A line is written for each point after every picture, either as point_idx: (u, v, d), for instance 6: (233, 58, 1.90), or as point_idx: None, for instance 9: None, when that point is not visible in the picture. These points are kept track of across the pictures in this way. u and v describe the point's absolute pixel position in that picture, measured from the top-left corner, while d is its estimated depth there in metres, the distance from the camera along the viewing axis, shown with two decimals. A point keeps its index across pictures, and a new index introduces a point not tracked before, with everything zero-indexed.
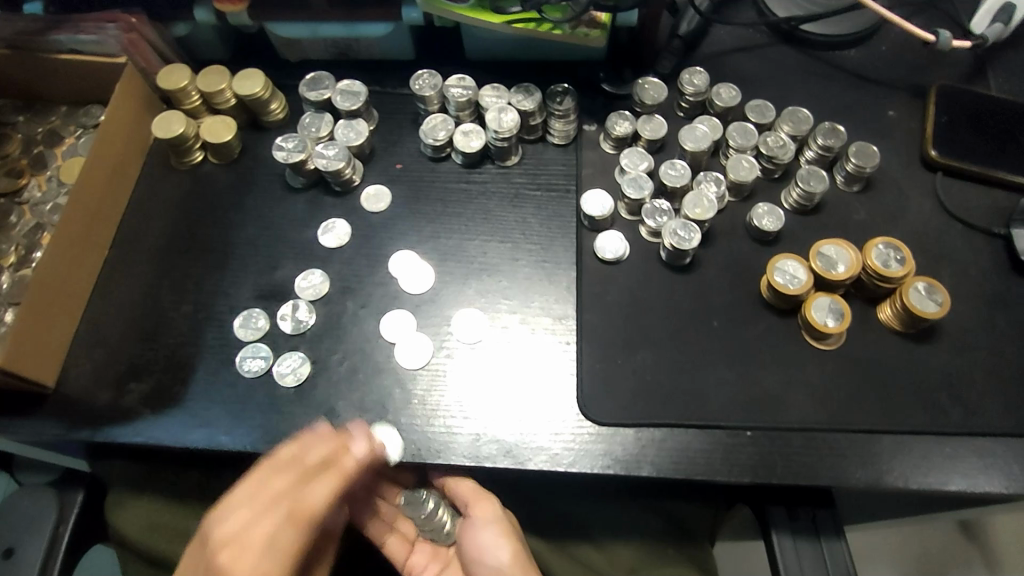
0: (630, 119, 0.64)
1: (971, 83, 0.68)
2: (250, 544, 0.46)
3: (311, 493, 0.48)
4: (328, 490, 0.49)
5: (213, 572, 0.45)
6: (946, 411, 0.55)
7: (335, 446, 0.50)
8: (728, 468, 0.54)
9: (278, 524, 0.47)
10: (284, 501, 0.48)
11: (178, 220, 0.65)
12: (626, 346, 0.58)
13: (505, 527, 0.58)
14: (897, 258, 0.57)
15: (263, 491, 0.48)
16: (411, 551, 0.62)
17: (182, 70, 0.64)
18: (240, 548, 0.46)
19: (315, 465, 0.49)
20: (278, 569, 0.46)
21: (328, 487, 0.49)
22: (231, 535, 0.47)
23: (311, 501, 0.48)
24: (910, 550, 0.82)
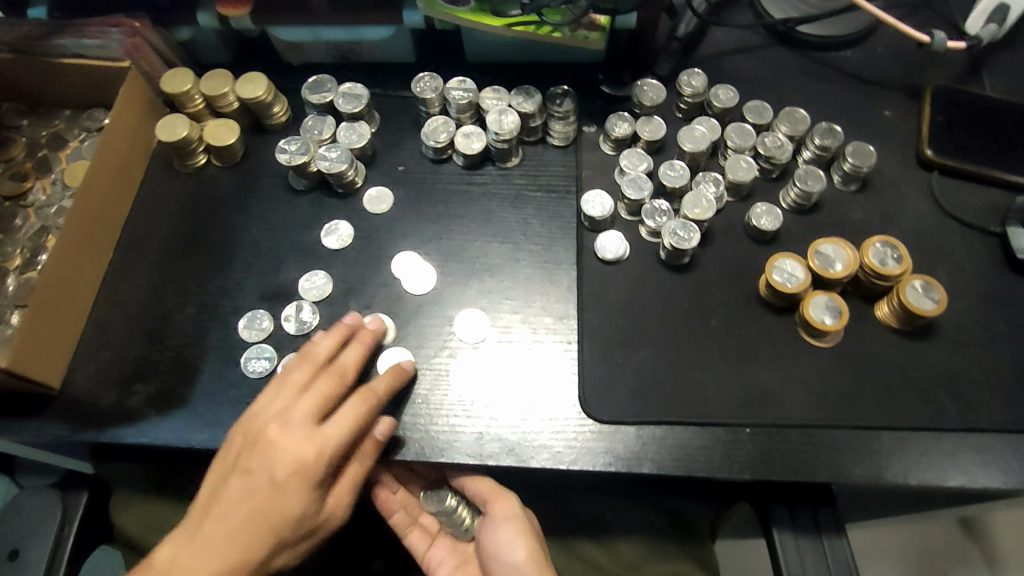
0: (629, 121, 0.65)
1: (966, 83, 0.69)
2: (298, 418, 0.51)
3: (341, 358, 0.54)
4: (356, 363, 0.54)
5: (264, 453, 0.50)
6: (943, 407, 0.56)
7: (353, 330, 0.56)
8: (728, 465, 0.54)
9: (317, 395, 0.52)
10: (319, 382, 0.52)
11: (181, 223, 0.65)
12: (627, 345, 0.58)
13: (523, 525, 0.58)
14: (894, 256, 0.57)
15: (293, 381, 0.52)
16: (431, 543, 0.64)
17: (186, 74, 0.65)
18: (286, 428, 0.50)
19: (334, 353, 0.54)
20: (337, 434, 0.50)
21: (356, 358, 0.55)
22: (275, 419, 0.51)
23: (344, 369, 0.54)
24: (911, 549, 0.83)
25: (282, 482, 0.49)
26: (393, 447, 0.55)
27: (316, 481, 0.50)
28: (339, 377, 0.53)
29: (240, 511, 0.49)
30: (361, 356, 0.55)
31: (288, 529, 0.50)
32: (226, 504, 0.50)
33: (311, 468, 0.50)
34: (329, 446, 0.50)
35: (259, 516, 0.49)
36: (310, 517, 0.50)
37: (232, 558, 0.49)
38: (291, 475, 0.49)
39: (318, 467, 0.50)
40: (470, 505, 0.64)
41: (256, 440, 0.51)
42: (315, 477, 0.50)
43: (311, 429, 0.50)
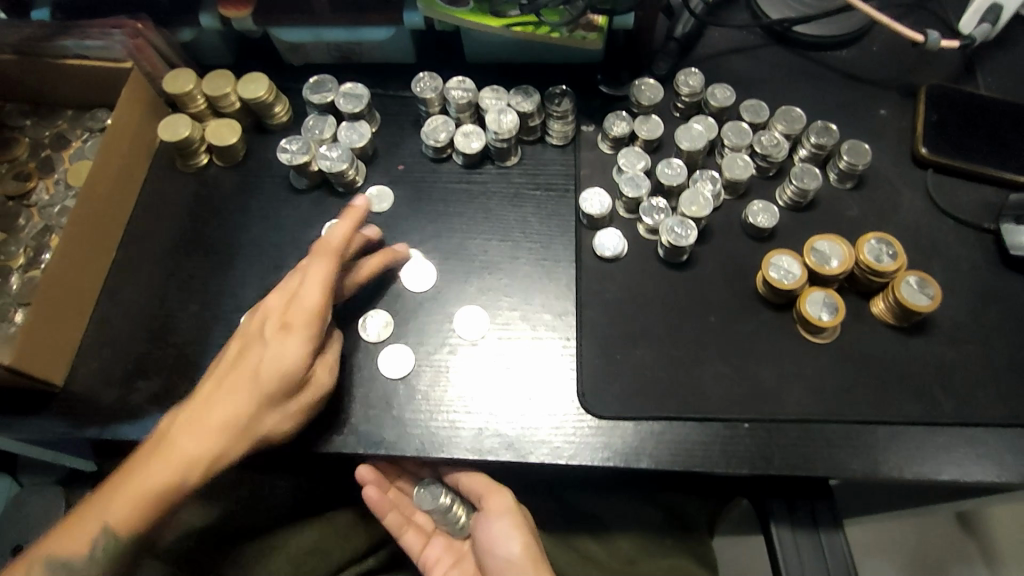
0: (627, 120, 0.66)
1: (960, 83, 0.70)
2: (284, 285, 0.54)
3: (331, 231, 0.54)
4: (341, 233, 0.54)
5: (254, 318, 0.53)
6: (938, 402, 0.56)
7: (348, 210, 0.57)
8: (726, 459, 0.55)
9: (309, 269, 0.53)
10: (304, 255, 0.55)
11: (183, 222, 0.66)
12: (625, 341, 0.59)
13: (517, 520, 0.59)
14: (889, 253, 0.58)
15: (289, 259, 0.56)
16: (427, 542, 0.65)
17: (188, 74, 0.65)
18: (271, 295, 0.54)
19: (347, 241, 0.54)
20: (310, 293, 0.52)
21: (341, 231, 0.54)
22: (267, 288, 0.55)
23: (326, 241, 0.54)
24: (909, 546, 0.84)
25: (269, 340, 0.51)
26: (394, 443, 0.56)
27: (299, 338, 0.51)
28: (318, 248, 0.54)
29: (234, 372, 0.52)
30: (350, 228, 0.54)
31: (272, 386, 0.50)
32: (226, 366, 0.53)
33: (285, 324, 0.52)
34: (301, 305, 0.52)
35: (247, 373, 0.51)
36: (295, 375, 0.51)
37: (222, 414, 0.50)
38: (276, 332, 0.51)
39: (301, 325, 0.51)
40: (464, 504, 0.64)
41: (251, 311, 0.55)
42: (294, 331, 0.51)
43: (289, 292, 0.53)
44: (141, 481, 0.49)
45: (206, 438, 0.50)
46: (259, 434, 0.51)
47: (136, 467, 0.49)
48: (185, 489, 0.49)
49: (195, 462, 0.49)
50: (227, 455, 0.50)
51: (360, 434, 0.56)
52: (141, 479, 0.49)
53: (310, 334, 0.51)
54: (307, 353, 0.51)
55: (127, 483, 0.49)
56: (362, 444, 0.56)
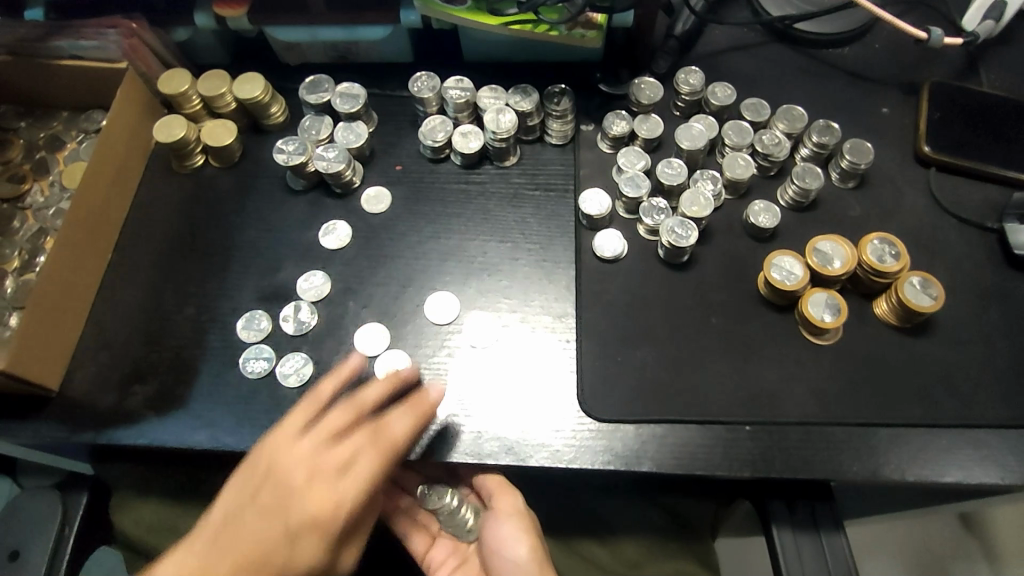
0: (626, 120, 0.65)
1: (963, 80, 0.69)
2: (326, 466, 0.48)
3: (393, 421, 0.51)
4: (406, 429, 0.51)
5: (275, 490, 0.48)
6: (941, 403, 0.56)
7: (388, 380, 0.53)
8: (726, 462, 0.54)
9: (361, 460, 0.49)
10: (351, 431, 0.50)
11: (179, 224, 0.65)
12: (625, 343, 0.59)
13: (526, 523, 0.58)
14: (892, 253, 0.57)
15: (324, 424, 0.50)
16: (432, 544, 0.64)
17: (183, 75, 0.65)
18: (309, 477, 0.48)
19: (402, 430, 0.51)
20: (350, 488, 0.48)
21: (407, 428, 0.51)
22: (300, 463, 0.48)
23: (391, 438, 0.50)
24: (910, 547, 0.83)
25: (293, 530, 0.47)
26: None
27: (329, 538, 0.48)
28: (375, 440, 0.50)
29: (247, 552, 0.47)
30: (416, 423, 0.51)
31: None
32: (234, 535, 0.47)
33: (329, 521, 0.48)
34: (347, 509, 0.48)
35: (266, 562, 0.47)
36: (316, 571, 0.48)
37: None
38: (305, 525, 0.47)
39: (335, 523, 0.48)
40: (473, 505, 0.64)
41: (269, 477, 0.48)
42: (326, 532, 0.48)
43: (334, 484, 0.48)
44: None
45: None
46: None
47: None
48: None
49: None
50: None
51: None
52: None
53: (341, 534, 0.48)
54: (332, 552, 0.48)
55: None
56: None
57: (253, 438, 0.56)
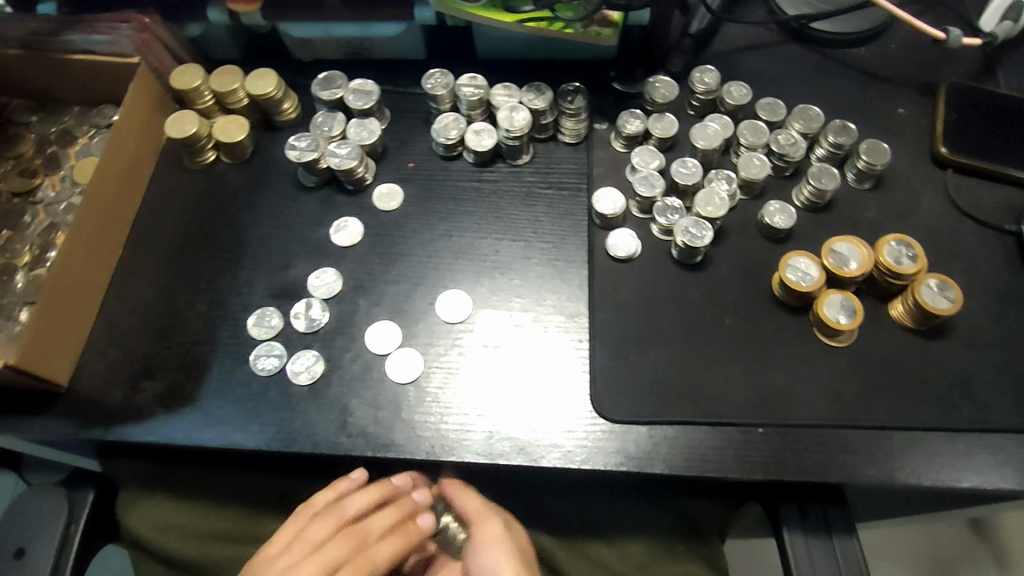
0: (641, 118, 0.65)
1: (981, 81, 0.69)
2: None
3: (378, 548, 0.55)
4: (390, 551, 0.55)
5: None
6: (958, 407, 0.55)
7: (382, 485, 0.59)
8: (739, 464, 0.54)
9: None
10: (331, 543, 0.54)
11: (190, 220, 0.65)
12: (638, 343, 0.58)
13: (509, 553, 0.55)
14: (909, 255, 0.57)
15: (310, 542, 0.54)
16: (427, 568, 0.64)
17: (195, 70, 0.64)
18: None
19: (381, 547, 0.55)
20: None
21: (390, 553, 0.55)
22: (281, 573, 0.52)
23: (372, 562, 0.54)
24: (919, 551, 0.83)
25: None
26: (402, 446, 0.55)
27: None
28: (361, 559, 0.54)
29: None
30: (399, 548, 0.55)
31: None
32: None
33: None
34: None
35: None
36: None
37: None
38: None
39: None
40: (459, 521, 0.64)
41: None
42: None
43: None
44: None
45: None
46: None
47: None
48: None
49: None
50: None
51: (369, 439, 0.55)
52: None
53: None
54: None
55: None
56: (370, 447, 0.55)
57: (263, 436, 0.56)
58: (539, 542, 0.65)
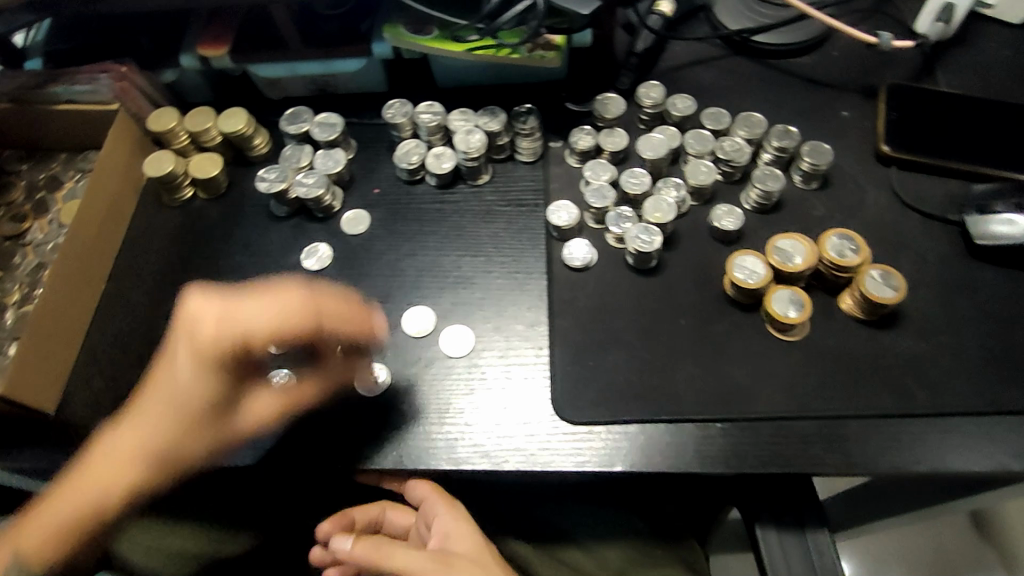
0: (591, 134, 0.68)
1: (920, 81, 0.72)
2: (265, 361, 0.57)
3: (331, 303, 0.55)
4: (343, 328, 0.56)
5: (195, 326, 0.52)
6: (912, 393, 0.57)
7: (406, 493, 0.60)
8: (700, 459, 0.55)
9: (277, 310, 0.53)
10: (302, 302, 0.53)
11: (171, 253, 0.69)
12: (596, 346, 0.60)
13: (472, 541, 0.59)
14: (851, 248, 0.59)
15: (282, 295, 0.53)
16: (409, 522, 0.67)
17: (170, 113, 0.69)
18: (227, 339, 0.52)
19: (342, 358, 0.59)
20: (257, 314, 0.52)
21: (342, 332, 0.56)
22: (246, 329, 0.52)
23: (316, 293, 0.55)
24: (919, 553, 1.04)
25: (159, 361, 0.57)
26: (370, 458, 0.57)
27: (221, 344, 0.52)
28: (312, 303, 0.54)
29: (148, 409, 0.56)
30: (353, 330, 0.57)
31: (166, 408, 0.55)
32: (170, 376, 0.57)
33: (224, 410, 0.56)
34: (215, 396, 0.55)
35: (165, 408, 0.55)
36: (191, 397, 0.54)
37: (140, 440, 0.55)
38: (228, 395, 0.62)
39: (223, 335, 0.52)
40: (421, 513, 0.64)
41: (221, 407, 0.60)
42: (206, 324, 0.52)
43: (255, 349, 0.54)
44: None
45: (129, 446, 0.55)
46: (163, 458, 0.55)
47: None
48: (104, 500, 0.55)
49: (146, 453, 0.55)
50: (125, 499, 0.56)
51: (336, 454, 0.57)
52: (10, 539, 0.53)
53: (219, 347, 0.52)
54: (197, 359, 0.53)
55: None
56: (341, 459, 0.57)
57: None
58: (515, 550, 0.66)
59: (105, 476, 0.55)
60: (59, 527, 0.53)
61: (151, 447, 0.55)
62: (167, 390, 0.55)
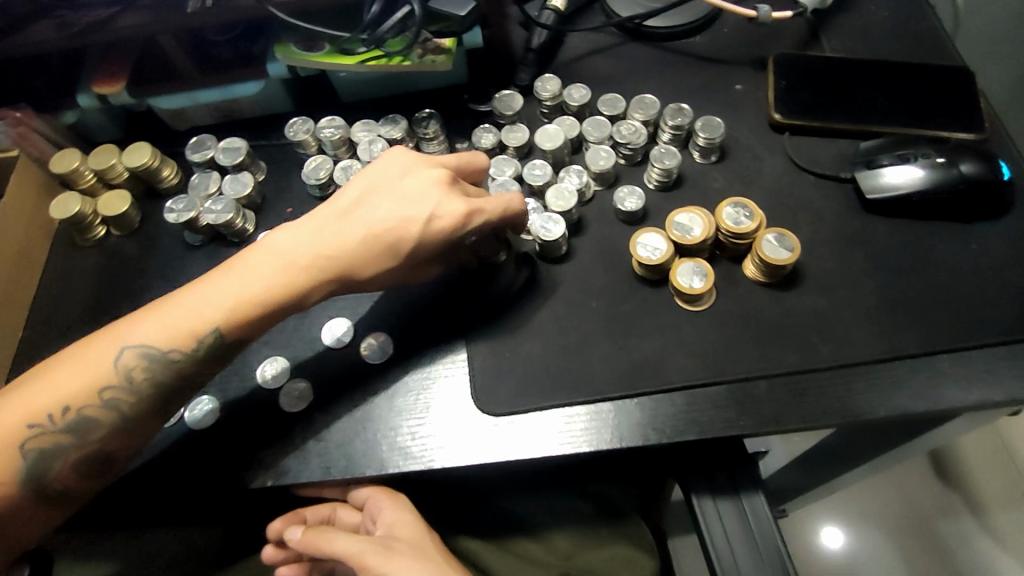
0: (493, 132, 0.69)
1: (807, 49, 0.74)
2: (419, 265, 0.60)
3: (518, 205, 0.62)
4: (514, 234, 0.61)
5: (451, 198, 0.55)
6: (816, 348, 0.59)
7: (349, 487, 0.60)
8: (619, 435, 0.56)
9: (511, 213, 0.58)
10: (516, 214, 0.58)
11: (89, 293, 0.68)
12: (514, 337, 0.61)
13: (414, 524, 0.59)
14: (746, 214, 0.61)
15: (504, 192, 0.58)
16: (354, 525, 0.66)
17: (73, 153, 0.69)
18: (449, 226, 0.54)
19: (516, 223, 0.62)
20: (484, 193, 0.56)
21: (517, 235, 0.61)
22: (476, 204, 0.55)
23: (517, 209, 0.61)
24: (886, 510, 1.10)
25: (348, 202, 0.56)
26: (298, 473, 0.58)
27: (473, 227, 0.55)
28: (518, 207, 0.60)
29: (347, 235, 0.54)
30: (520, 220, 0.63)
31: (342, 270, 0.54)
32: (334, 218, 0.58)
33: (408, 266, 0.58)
34: (425, 250, 0.56)
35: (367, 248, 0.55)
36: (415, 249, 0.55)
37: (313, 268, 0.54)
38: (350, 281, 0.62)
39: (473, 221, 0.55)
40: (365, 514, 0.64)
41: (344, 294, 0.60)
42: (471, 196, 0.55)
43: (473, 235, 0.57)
44: (57, 385, 0.51)
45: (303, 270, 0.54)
46: (316, 296, 0.55)
47: (55, 372, 0.51)
48: (264, 319, 0.54)
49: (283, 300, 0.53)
50: (290, 309, 0.55)
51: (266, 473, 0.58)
52: (206, 310, 0.52)
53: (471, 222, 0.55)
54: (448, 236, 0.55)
55: (70, 374, 0.51)
56: (270, 478, 0.57)
57: (167, 484, 0.58)
58: (468, 546, 0.67)
59: (260, 298, 0.53)
60: (248, 315, 0.53)
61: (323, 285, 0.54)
62: (376, 210, 0.55)
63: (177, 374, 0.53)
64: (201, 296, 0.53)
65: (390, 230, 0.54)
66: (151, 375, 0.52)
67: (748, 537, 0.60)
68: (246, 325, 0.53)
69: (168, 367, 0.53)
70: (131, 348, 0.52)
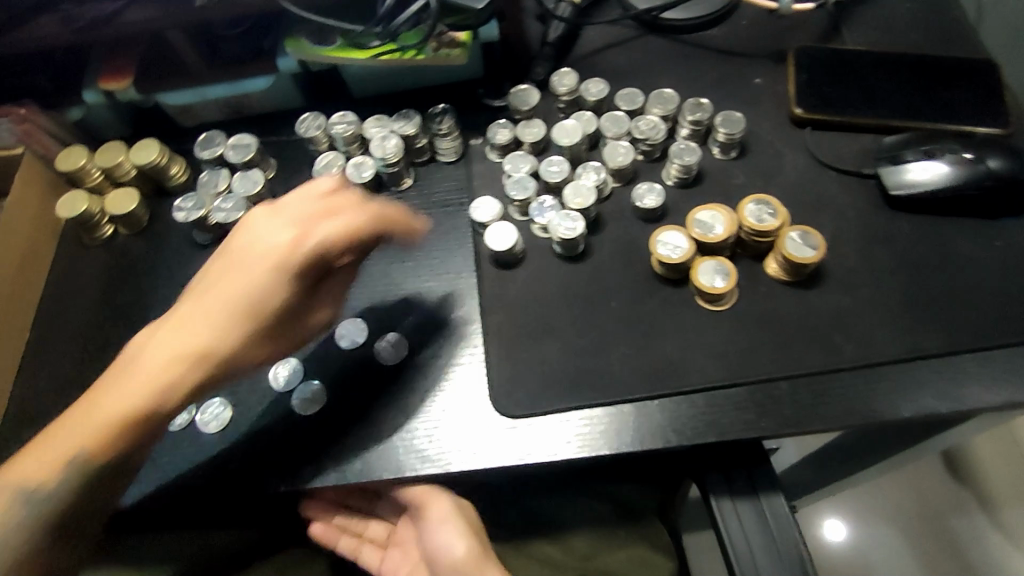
0: (509, 127, 0.68)
1: (829, 41, 0.73)
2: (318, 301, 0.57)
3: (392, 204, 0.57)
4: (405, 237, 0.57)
5: (269, 240, 0.52)
6: (840, 348, 0.58)
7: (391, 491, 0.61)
8: (639, 438, 0.55)
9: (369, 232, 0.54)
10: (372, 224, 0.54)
11: (96, 294, 0.67)
12: (531, 338, 0.60)
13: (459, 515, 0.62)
14: (770, 212, 0.60)
15: (332, 201, 0.53)
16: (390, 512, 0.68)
17: (80, 151, 0.68)
18: (322, 240, 0.52)
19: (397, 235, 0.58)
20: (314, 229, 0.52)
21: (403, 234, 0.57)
22: (307, 228, 0.52)
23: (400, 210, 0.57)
24: (897, 509, 1.09)
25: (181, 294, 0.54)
26: (313, 476, 0.57)
27: (290, 263, 0.52)
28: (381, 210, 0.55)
29: (205, 312, 0.51)
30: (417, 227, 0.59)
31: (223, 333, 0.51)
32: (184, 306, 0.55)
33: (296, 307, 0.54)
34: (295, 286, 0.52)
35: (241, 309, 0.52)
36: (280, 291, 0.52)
37: (185, 347, 0.51)
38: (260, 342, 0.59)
39: (293, 252, 0.51)
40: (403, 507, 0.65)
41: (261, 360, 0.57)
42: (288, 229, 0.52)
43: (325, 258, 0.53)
44: None
45: (175, 357, 0.50)
46: (208, 368, 0.51)
47: None
48: (154, 411, 0.50)
49: (165, 384, 0.50)
50: (186, 390, 0.51)
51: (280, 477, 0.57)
52: (81, 432, 0.49)
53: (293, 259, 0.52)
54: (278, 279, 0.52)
55: None
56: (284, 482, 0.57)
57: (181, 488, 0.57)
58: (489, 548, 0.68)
59: (143, 397, 0.50)
60: (127, 420, 0.49)
61: (226, 335, 0.51)
62: (224, 275, 0.52)
63: (71, 503, 0.50)
64: (65, 431, 0.50)
65: (275, 259, 0.51)
66: (38, 510, 0.49)
67: (767, 538, 0.59)
68: (139, 420, 0.50)
69: (48, 498, 0.49)
70: (9, 496, 0.49)
